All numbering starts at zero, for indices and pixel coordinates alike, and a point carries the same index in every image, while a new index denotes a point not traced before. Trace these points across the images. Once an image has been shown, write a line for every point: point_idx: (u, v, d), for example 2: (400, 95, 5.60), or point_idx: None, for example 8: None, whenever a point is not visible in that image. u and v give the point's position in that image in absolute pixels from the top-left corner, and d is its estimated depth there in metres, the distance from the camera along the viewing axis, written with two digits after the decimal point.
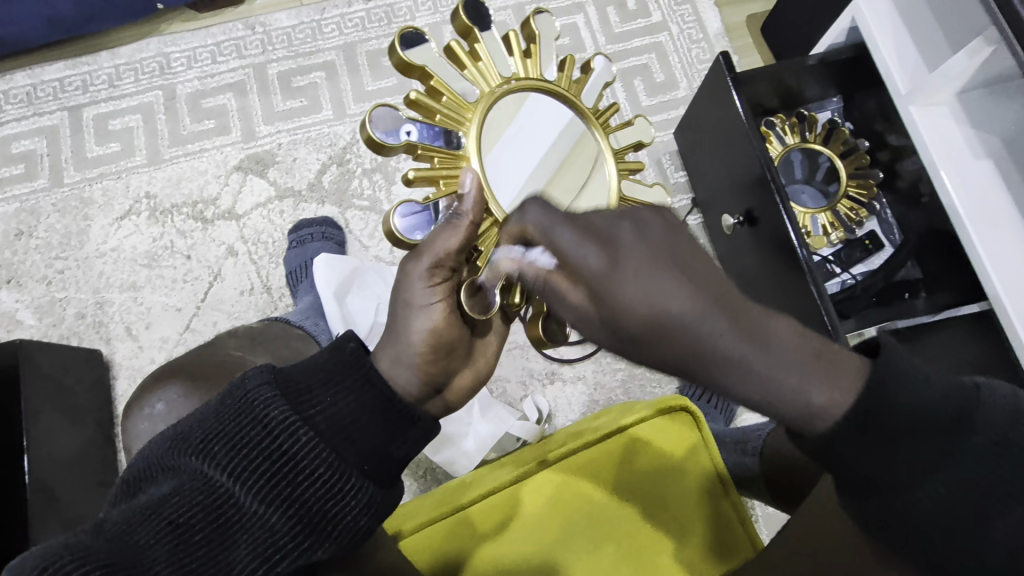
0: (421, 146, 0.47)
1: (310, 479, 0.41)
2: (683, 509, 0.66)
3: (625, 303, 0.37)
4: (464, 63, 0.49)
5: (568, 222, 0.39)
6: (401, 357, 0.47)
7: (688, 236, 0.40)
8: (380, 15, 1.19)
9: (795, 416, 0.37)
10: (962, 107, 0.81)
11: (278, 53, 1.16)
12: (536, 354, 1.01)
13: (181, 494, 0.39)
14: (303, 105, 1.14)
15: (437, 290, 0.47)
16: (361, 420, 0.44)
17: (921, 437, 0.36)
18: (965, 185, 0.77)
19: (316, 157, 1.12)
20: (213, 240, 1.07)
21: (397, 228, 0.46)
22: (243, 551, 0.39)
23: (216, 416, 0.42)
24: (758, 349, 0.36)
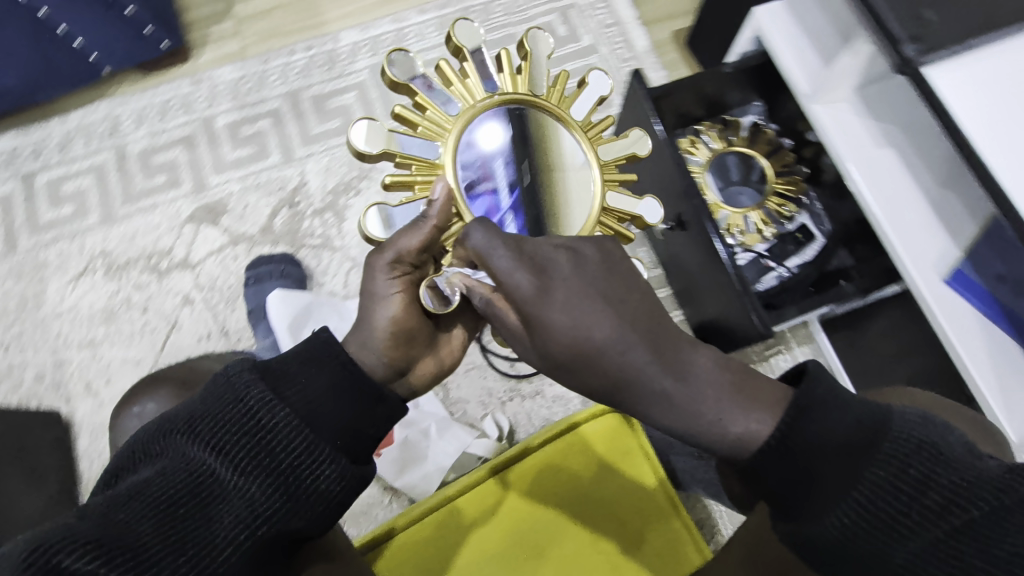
0: (400, 156, 0.56)
1: (286, 450, 0.47)
2: (644, 502, 0.71)
3: (553, 327, 0.45)
4: (451, 82, 0.59)
5: (506, 248, 0.46)
6: (366, 342, 0.56)
7: (620, 270, 0.48)
8: (321, 61, 1.25)
9: (725, 448, 0.45)
10: (862, 102, 0.84)
11: (225, 106, 1.21)
12: (495, 374, 1.03)
13: (168, 475, 0.44)
14: (251, 153, 1.18)
15: (398, 281, 0.56)
16: (331, 400, 0.50)
17: (833, 460, 0.44)
18: (872, 175, 0.80)
19: (266, 201, 1.15)
20: (169, 290, 1.09)
21: (368, 230, 0.56)
22: (224, 518, 0.44)
23: (202, 402, 0.48)
24: (678, 383, 0.44)
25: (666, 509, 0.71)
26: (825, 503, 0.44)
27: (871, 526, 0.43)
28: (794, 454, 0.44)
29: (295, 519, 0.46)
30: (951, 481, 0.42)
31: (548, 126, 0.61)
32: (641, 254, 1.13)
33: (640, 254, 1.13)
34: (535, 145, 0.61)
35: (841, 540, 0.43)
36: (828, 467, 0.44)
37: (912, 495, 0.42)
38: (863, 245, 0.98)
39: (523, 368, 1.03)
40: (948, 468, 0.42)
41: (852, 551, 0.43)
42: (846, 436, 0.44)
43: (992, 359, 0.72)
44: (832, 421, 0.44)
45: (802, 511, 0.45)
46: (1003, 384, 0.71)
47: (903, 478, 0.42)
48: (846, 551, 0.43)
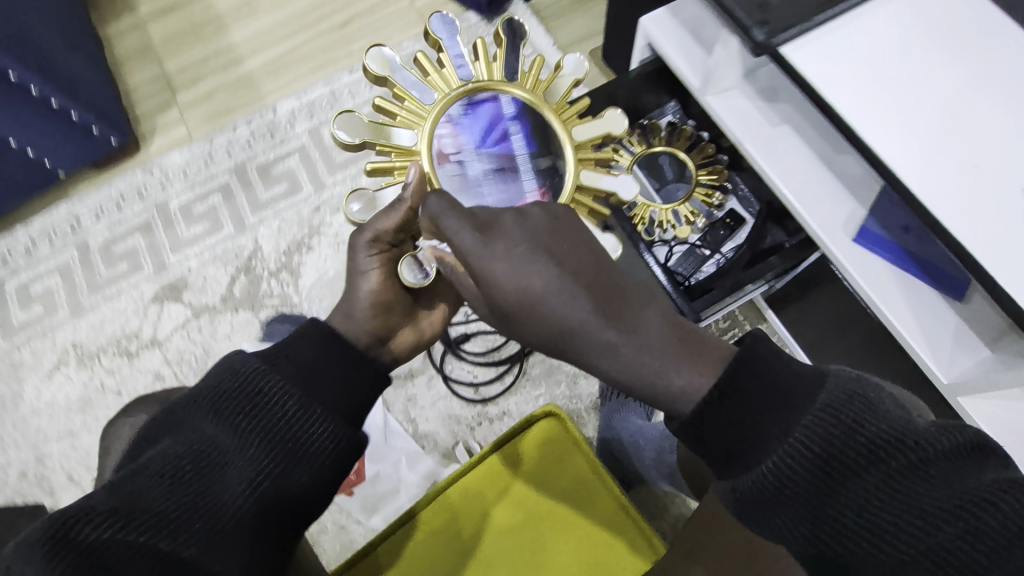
0: (380, 145, 0.60)
1: (286, 412, 0.47)
2: (597, 507, 0.70)
3: (496, 281, 0.43)
4: (428, 74, 0.61)
5: (455, 210, 0.45)
6: (351, 315, 0.59)
7: (568, 228, 0.47)
8: (263, 132, 1.31)
9: (663, 397, 0.44)
10: (752, 85, 0.86)
11: (177, 188, 1.27)
12: (460, 402, 1.05)
13: (179, 447, 0.45)
14: (205, 228, 1.23)
15: (376, 258, 0.60)
16: (325, 363, 0.51)
17: (767, 406, 0.44)
18: (771, 152, 0.82)
19: (224, 271, 1.19)
20: (140, 369, 1.13)
21: (353, 213, 0.62)
22: (230, 480, 0.45)
23: (207, 380, 0.49)
24: (622, 334, 0.43)
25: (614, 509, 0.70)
26: (761, 447, 0.43)
27: (804, 472, 0.42)
28: (730, 405, 0.44)
29: (296, 478, 0.47)
30: (882, 426, 0.41)
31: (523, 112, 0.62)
32: None
33: None
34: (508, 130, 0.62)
35: (775, 484, 0.42)
36: (766, 414, 0.43)
37: (845, 440, 0.41)
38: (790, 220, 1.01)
39: (486, 392, 1.05)
40: (880, 417, 0.41)
41: (788, 498, 0.42)
42: (786, 380, 0.44)
43: (912, 308, 0.73)
44: (771, 370, 0.44)
45: (740, 455, 0.44)
46: (927, 331, 0.72)
47: (834, 424, 0.42)
48: (786, 502, 0.42)
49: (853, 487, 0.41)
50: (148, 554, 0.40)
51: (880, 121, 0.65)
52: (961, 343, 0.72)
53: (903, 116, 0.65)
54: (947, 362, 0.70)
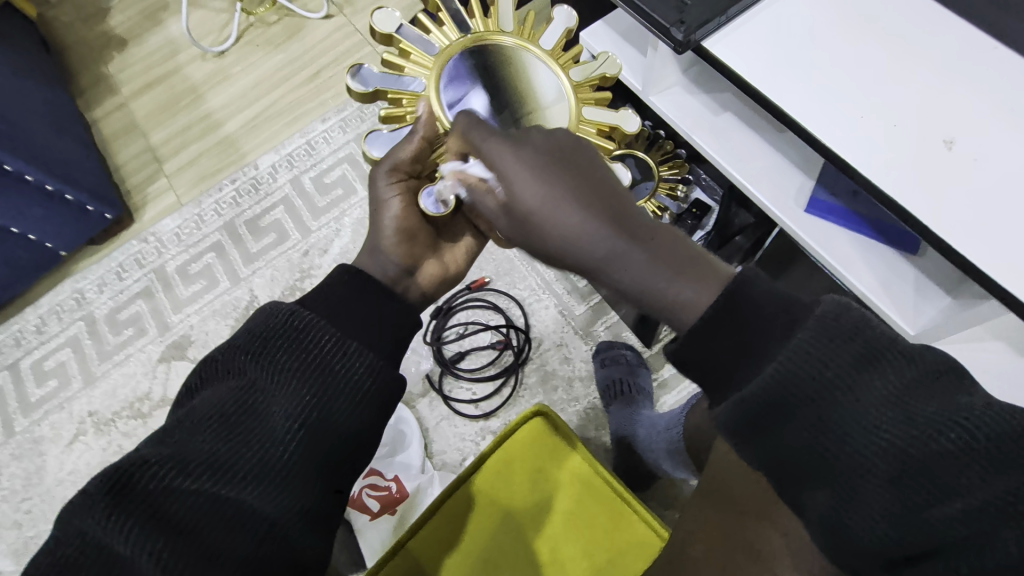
0: (390, 93, 0.59)
1: (319, 347, 0.52)
2: (600, 495, 0.70)
3: (520, 188, 0.47)
4: (430, 30, 0.60)
5: (483, 129, 0.49)
6: (376, 248, 0.61)
7: (590, 154, 0.49)
8: (247, 188, 1.38)
9: (662, 308, 0.45)
10: (691, 80, 0.91)
11: (173, 252, 1.33)
12: (462, 419, 1.08)
13: (223, 394, 0.50)
14: (203, 285, 1.29)
15: (397, 186, 0.60)
16: (350, 304, 0.57)
17: (767, 322, 0.43)
18: (717, 139, 0.87)
19: (225, 324, 1.24)
20: (155, 429, 1.17)
21: (368, 151, 0.60)
22: (274, 420, 0.50)
23: (247, 329, 0.54)
24: (637, 244, 0.45)
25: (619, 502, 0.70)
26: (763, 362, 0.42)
27: (805, 380, 0.39)
28: (724, 324, 0.43)
29: (337, 415, 0.51)
30: (882, 335, 0.39)
31: (519, 60, 0.61)
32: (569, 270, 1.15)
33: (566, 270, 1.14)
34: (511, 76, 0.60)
35: (777, 393, 0.39)
36: (768, 326, 0.42)
37: (850, 346, 0.39)
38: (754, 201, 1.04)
39: (486, 406, 1.08)
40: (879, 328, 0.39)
41: (792, 409, 0.39)
42: (792, 304, 0.43)
43: (872, 266, 0.76)
44: (767, 288, 0.44)
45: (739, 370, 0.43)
46: (887, 286, 0.75)
47: (837, 330, 0.39)
48: (785, 412, 0.39)
49: (860, 397, 0.38)
50: (208, 490, 0.46)
51: (802, 97, 0.69)
52: (924, 293, 0.74)
53: (820, 89, 0.69)
54: (911, 313, 0.73)
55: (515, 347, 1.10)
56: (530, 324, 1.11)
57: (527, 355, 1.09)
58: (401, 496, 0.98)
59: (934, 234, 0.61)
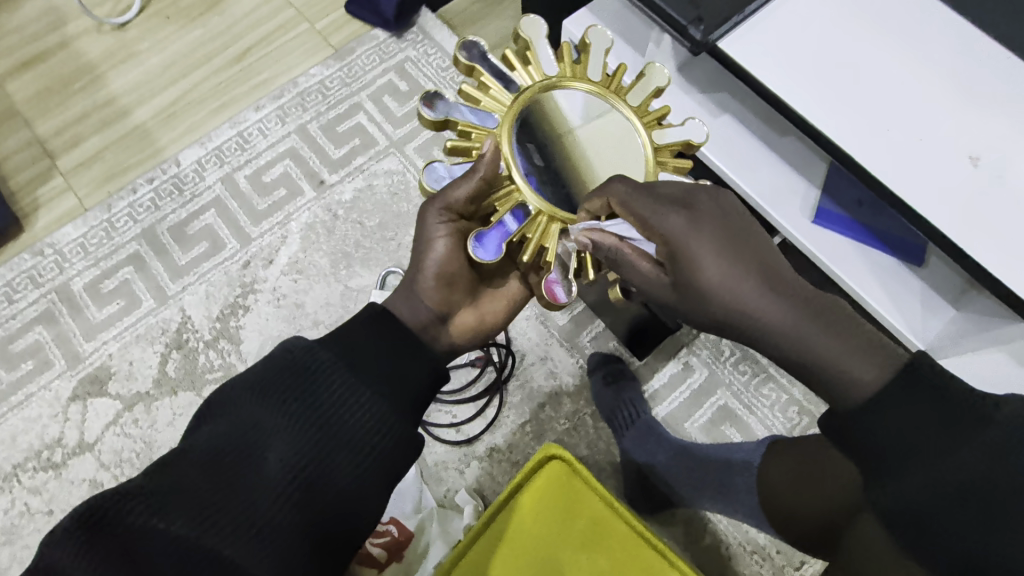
0: (459, 124, 0.57)
1: (333, 393, 0.44)
2: (619, 541, 0.64)
3: (691, 258, 0.45)
4: (515, 66, 0.59)
5: (643, 195, 0.48)
6: (414, 290, 0.55)
7: (750, 229, 0.47)
8: (168, 189, 1.18)
9: (840, 389, 0.42)
10: (686, 78, 0.85)
11: (78, 266, 1.12)
12: (443, 446, 0.99)
13: (219, 432, 0.41)
14: (120, 306, 1.10)
15: (445, 226, 0.56)
16: (369, 344, 0.48)
17: (944, 423, 0.40)
18: (718, 143, 0.81)
19: (153, 351, 1.07)
20: (72, 481, 0.99)
21: (427, 184, 0.57)
22: (270, 469, 0.41)
23: (258, 366, 0.46)
24: (819, 325, 0.43)
25: (640, 543, 0.64)
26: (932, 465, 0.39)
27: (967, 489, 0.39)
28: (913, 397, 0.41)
29: (341, 473, 0.42)
30: None
31: (599, 114, 0.60)
32: None
33: None
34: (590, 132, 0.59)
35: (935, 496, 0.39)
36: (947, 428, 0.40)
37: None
38: None
39: (469, 429, 1.00)
40: None
41: (948, 512, 0.39)
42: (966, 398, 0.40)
43: (881, 281, 0.75)
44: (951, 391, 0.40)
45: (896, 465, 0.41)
46: (897, 300, 0.74)
47: (1019, 441, 0.38)
48: (944, 515, 0.39)
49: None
50: (185, 541, 0.37)
51: (824, 105, 0.65)
52: (931, 306, 0.74)
53: (847, 96, 0.65)
54: (921, 328, 0.73)
55: (496, 363, 1.02)
56: (511, 338, 1.04)
57: (510, 371, 1.02)
58: (408, 538, 0.85)
59: (968, 256, 0.59)
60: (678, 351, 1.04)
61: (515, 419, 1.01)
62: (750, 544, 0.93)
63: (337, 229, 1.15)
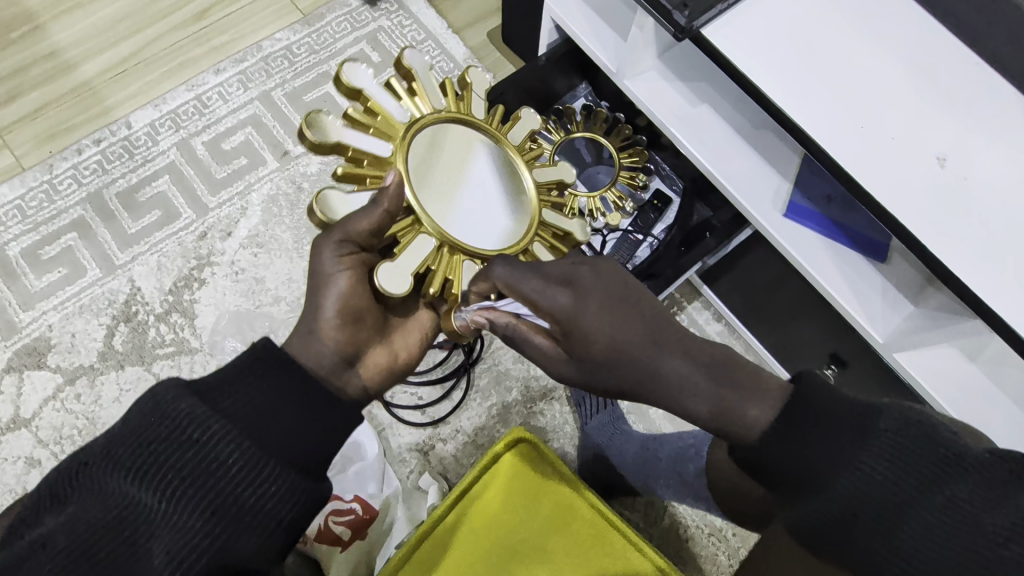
0: (351, 149, 0.52)
1: (222, 468, 0.39)
2: (579, 521, 0.65)
3: (592, 330, 0.47)
4: (402, 96, 0.55)
5: (533, 275, 0.49)
6: (312, 333, 0.49)
7: (633, 286, 0.50)
8: (117, 152, 1.11)
9: (736, 430, 0.45)
10: (666, 65, 0.85)
11: (15, 230, 1.05)
12: (407, 427, 0.97)
13: (88, 519, 0.37)
14: (62, 275, 1.03)
15: (347, 261, 0.51)
16: (271, 404, 0.43)
17: (836, 434, 0.43)
18: (695, 132, 0.82)
19: (98, 323, 1.00)
20: (6, 458, 0.93)
21: (322, 214, 0.52)
22: (156, 560, 0.38)
23: (136, 428, 0.40)
24: (706, 375, 0.46)
25: (600, 523, 0.65)
26: (837, 479, 0.42)
27: (874, 496, 0.41)
28: (805, 430, 0.43)
29: (241, 550, 0.39)
30: (946, 451, 0.41)
31: (483, 152, 0.58)
32: None
33: None
34: (478, 167, 0.57)
35: (846, 505, 0.41)
36: (834, 440, 0.43)
37: (914, 462, 0.41)
38: (713, 195, 1.01)
39: (435, 411, 0.99)
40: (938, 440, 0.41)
41: (860, 520, 0.41)
42: (847, 412, 0.43)
43: (847, 276, 0.77)
44: (834, 406, 0.44)
45: (807, 484, 0.43)
46: (860, 294, 0.76)
47: (900, 447, 0.41)
48: (851, 526, 0.42)
49: (926, 512, 0.40)
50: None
51: (801, 97, 0.65)
52: (891, 302, 0.77)
53: (823, 91, 0.66)
54: (883, 323, 0.75)
55: (464, 346, 1.00)
56: None
57: (478, 354, 1.01)
58: (372, 516, 0.83)
59: (931, 254, 0.61)
60: None
61: (482, 401, 1.00)
62: (707, 527, 0.96)
63: (302, 202, 1.11)
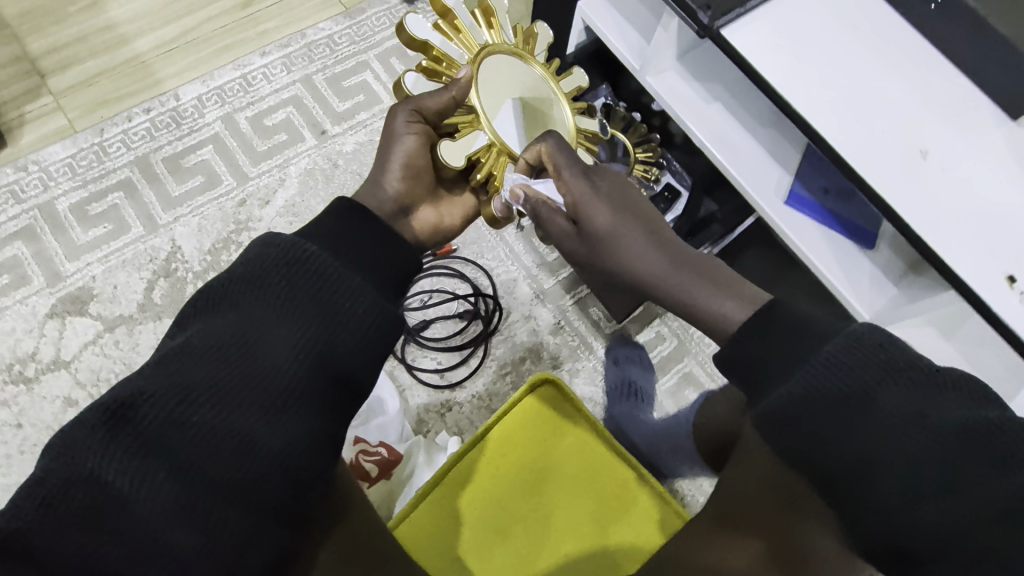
0: (433, 49, 0.64)
1: (323, 281, 0.44)
2: (594, 455, 0.72)
3: (599, 214, 0.57)
4: (483, 21, 0.65)
5: (568, 160, 0.59)
6: (382, 181, 0.59)
7: (638, 198, 0.60)
8: (165, 121, 1.18)
9: (710, 315, 0.53)
10: (685, 66, 0.94)
11: (64, 186, 1.11)
12: (426, 388, 1.04)
13: (214, 331, 0.41)
14: (107, 230, 1.09)
15: (416, 129, 0.60)
16: (360, 242, 0.49)
17: (800, 342, 0.46)
18: (708, 125, 0.91)
19: (138, 276, 1.06)
20: (45, 397, 0.98)
21: (407, 88, 0.65)
22: (275, 353, 0.41)
23: (248, 262, 0.44)
24: (686, 264, 0.55)
25: (611, 458, 0.72)
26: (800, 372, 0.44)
27: (836, 392, 0.43)
28: (773, 338, 0.48)
29: (344, 356, 0.43)
30: (907, 361, 0.42)
31: (536, 88, 0.68)
32: (536, 244, 1.14)
33: (535, 243, 1.14)
34: (529, 97, 0.67)
35: (809, 398, 0.43)
36: (797, 344, 0.46)
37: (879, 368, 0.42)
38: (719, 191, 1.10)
39: (453, 376, 1.05)
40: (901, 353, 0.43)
41: (821, 420, 0.43)
42: (815, 328, 0.47)
43: (836, 258, 0.86)
44: (797, 323, 0.48)
45: (774, 383, 0.46)
46: (849, 277, 0.85)
47: (863, 353, 0.43)
48: (813, 421, 0.43)
49: (886, 413, 0.41)
50: (207, 427, 0.38)
51: (806, 94, 0.74)
52: (877, 284, 0.85)
53: (825, 89, 0.75)
54: (867, 300, 0.84)
55: (484, 315, 1.08)
56: (499, 294, 1.10)
57: (495, 325, 1.08)
58: (396, 460, 0.88)
59: (916, 233, 0.70)
60: (651, 321, 1.12)
61: (497, 369, 1.06)
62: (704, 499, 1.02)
63: (336, 178, 1.18)
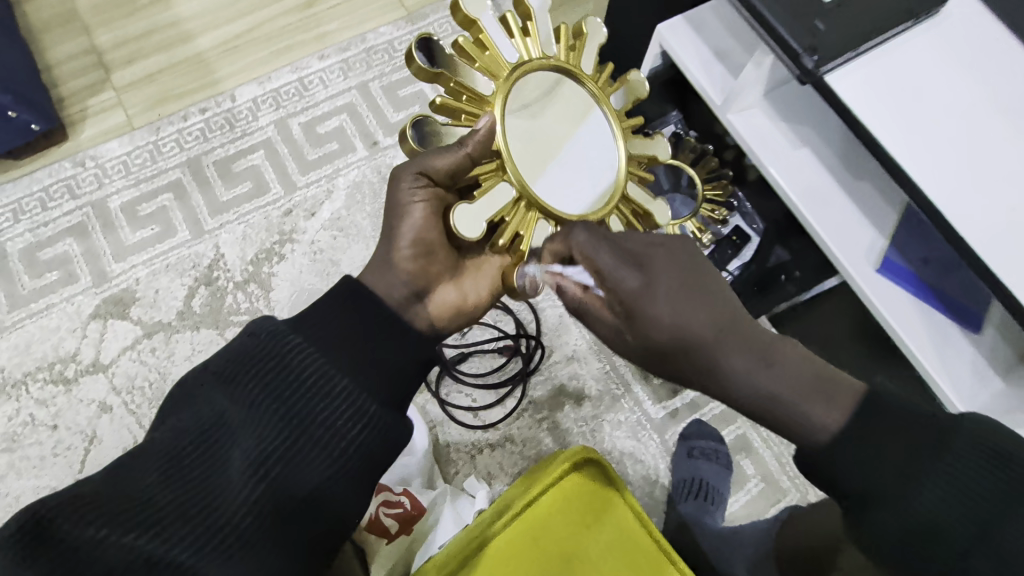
0: (451, 80, 0.53)
1: (300, 384, 0.42)
2: (639, 550, 0.65)
3: (657, 317, 0.44)
4: (514, 34, 0.55)
5: (607, 249, 0.45)
6: (388, 261, 0.52)
7: (704, 270, 0.47)
8: (220, 123, 1.16)
9: (797, 425, 0.44)
10: (772, 106, 0.83)
11: (117, 184, 1.10)
12: (458, 427, 0.98)
13: (179, 433, 0.40)
14: (154, 232, 1.08)
15: (425, 195, 0.52)
16: (351, 332, 0.47)
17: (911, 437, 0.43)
18: (795, 176, 0.80)
19: (180, 283, 1.05)
20: (81, 400, 0.97)
21: (414, 142, 0.55)
22: (238, 463, 0.40)
23: (230, 352, 0.44)
24: (769, 372, 0.44)
25: (660, 559, 0.64)
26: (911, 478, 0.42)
27: (947, 500, 0.41)
28: (884, 430, 0.43)
29: (308, 472, 0.41)
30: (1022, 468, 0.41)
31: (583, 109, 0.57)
32: None
33: None
34: (577, 121, 0.57)
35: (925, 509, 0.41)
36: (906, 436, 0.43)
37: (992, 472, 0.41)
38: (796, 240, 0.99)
39: (487, 416, 0.99)
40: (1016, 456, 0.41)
41: (931, 528, 0.41)
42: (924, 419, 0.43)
43: (935, 341, 0.74)
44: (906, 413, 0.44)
45: (881, 487, 0.42)
46: (950, 364, 0.73)
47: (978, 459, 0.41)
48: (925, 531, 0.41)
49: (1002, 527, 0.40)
50: (149, 551, 0.35)
51: (925, 161, 0.63)
52: (981, 375, 0.73)
53: (945, 156, 0.63)
54: (970, 395, 0.72)
55: (524, 353, 1.01)
56: (543, 332, 1.03)
57: (535, 365, 1.01)
58: (419, 512, 0.82)
59: None
60: None
61: (534, 413, 0.99)
62: None
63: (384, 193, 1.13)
